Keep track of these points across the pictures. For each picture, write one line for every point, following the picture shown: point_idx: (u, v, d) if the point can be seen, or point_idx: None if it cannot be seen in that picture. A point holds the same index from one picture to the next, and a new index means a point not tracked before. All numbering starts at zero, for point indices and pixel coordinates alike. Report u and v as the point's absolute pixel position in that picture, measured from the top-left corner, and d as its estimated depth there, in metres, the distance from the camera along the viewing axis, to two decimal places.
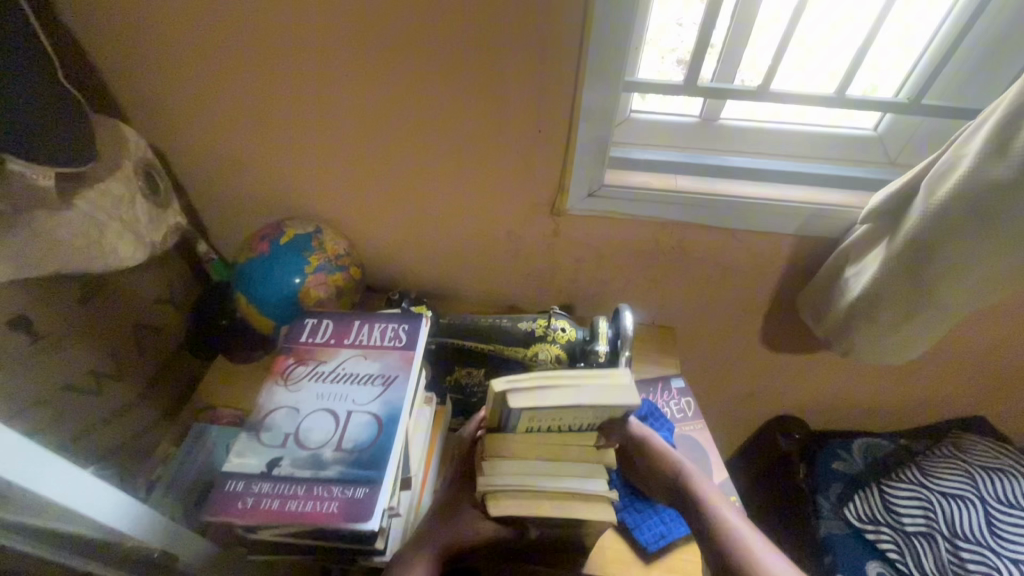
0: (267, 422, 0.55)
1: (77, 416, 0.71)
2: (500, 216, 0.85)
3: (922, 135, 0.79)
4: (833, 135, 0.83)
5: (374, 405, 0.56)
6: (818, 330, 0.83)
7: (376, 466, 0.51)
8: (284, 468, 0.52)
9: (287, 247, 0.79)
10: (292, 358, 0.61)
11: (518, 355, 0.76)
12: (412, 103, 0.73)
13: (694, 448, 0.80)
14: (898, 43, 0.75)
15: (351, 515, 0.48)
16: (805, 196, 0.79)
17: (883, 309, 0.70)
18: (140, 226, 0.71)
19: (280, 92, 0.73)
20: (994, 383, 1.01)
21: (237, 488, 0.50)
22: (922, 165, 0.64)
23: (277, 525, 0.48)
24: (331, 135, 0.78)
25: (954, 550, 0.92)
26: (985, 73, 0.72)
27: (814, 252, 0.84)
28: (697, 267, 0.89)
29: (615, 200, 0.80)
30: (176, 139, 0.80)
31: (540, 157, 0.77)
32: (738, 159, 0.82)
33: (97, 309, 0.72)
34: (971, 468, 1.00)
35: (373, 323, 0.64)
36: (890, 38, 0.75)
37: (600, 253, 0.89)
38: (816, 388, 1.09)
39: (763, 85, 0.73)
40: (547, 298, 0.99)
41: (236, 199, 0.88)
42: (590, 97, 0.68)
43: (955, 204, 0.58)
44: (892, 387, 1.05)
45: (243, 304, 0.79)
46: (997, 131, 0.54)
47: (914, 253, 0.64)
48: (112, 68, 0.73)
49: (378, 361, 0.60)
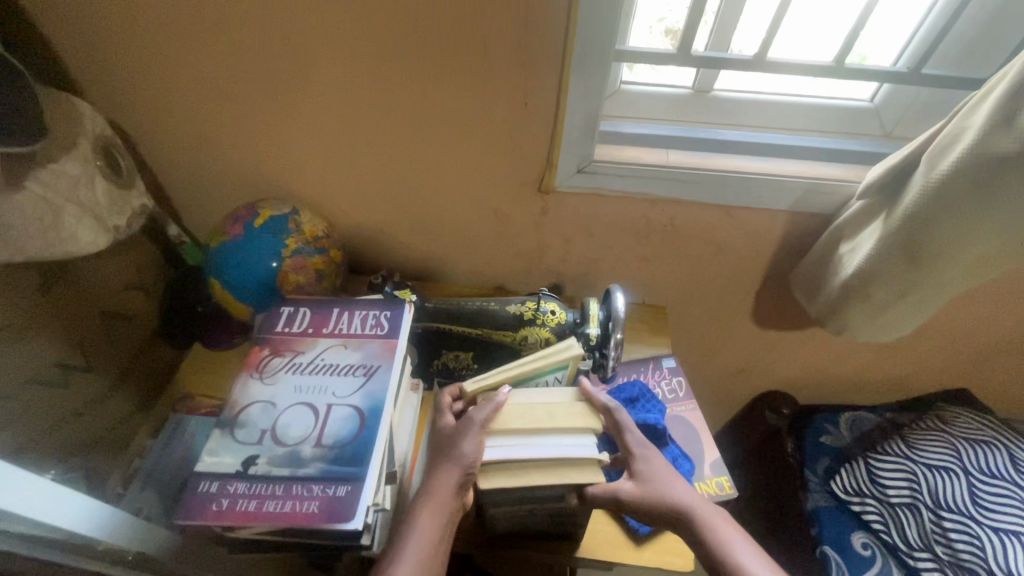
0: (242, 418, 0.53)
1: (48, 411, 0.67)
2: (486, 194, 0.82)
3: (921, 106, 0.77)
4: (828, 108, 0.81)
5: (355, 398, 0.54)
6: (811, 308, 0.82)
7: (359, 463, 0.49)
8: (261, 466, 0.49)
9: (261, 230, 0.75)
10: (267, 350, 0.58)
11: (507, 339, 0.74)
12: (389, 75, 0.68)
13: (686, 430, 0.79)
14: (898, 11, 0.72)
15: (333, 515, 0.46)
16: (801, 170, 0.76)
17: (877, 286, 0.69)
18: (101, 209, 0.67)
19: (246, 64, 0.68)
20: (980, 357, 1.01)
21: (211, 489, 0.48)
22: (923, 138, 0.61)
23: (255, 526, 0.46)
24: (304, 110, 0.73)
25: (937, 521, 0.94)
26: (989, 41, 0.69)
27: (807, 229, 0.83)
28: (690, 245, 0.87)
29: (606, 177, 0.76)
30: (137, 114, 0.75)
31: (527, 132, 0.73)
32: (732, 133, 0.79)
33: (59, 297, 0.68)
34: (956, 440, 1.01)
35: (353, 310, 0.61)
36: (890, 6, 0.72)
37: (590, 231, 0.86)
38: (805, 364, 1.09)
39: (759, 55, 0.70)
40: (536, 278, 0.96)
41: (206, 179, 0.83)
42: (578, 67, 0.64)
43: (955, 178, 0.56)
44: (880, 362, 1.05)
45: (217, 289, 0.76)
46: (1001, 103, 0.51)
47: (910, 230, 0.62)
48: (62, 37, 0.67)
49: (359, 351, 0.57)
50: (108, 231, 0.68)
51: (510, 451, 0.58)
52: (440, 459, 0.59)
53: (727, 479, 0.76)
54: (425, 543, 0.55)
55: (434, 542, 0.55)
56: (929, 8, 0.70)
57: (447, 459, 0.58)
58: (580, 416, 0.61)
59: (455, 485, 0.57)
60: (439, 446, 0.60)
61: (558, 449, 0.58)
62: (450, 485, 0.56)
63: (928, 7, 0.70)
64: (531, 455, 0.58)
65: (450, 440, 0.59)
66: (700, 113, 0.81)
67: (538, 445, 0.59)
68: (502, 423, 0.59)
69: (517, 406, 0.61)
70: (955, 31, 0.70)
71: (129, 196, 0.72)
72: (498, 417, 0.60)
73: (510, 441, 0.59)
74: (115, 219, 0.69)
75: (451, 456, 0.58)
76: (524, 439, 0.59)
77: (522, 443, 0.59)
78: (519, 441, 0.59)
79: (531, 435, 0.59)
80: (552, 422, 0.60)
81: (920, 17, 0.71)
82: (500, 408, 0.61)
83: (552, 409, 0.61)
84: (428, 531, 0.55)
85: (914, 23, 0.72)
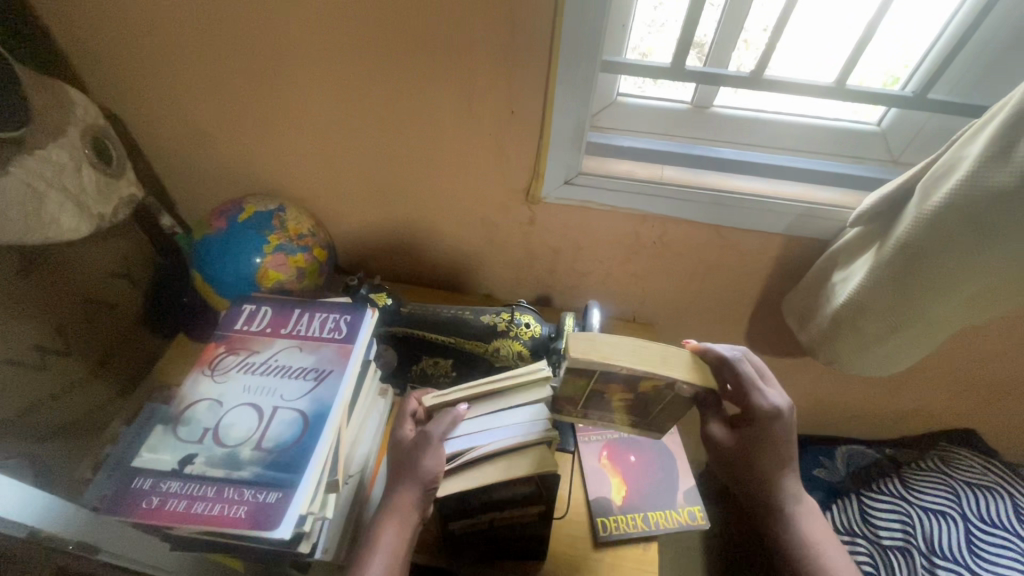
0: (187, 415, 0.53)
1: (18, 391, 0.69)
2: (473, 200, 0.81)
3: (929, 132, 0.73)
4: (830, 130, 0.78)
5: (302, 402, 0.53)
6: (802, 336, 0.79)
7: (294, 470, 0.48)
8: (197, 466, 0.49)
9: (244, 225, 0.75)
10: (222, 348, 0.58)
11: (479, 350, 0.72)
12: (376, 78, 0.68)
13: (662, 456, 0.76)
14: (893, 42, 0.70)
15: (260, 521, 0.45)
16: (797, 194, 0.74)
17: (868, 318, 0.66)
18: (86, 196, 0.67)
19: (237, 61, 0.69)
20: (987, 399, 0.96)
21: (145, 486, 0.48)
22: (920, 166, 0.58)
23: (181, 527, 0.46)
24: (294, 107, 0.73)
25: (930, 567, 0.89)
26: (999, 70, 0.66)
27: (804, 254, 0.80)
28: (680, 264, 0.85)
29: (594, 190, 0.75)
30: (134, 105, 0.76)
31: (515, 140, 0.72)
32: (728, 151, 0.77)
33: (41, 281, 0.69)
34: (957, 486, 0.97)
35: (315, 312, 0.61)
36: (884, 37, 0.70)
37: (580, 244, 0.85)
38: (802, 393, 1.05)
39: (755, 74, 0.68)
40: (526, 288, 0.95)
41: (199, 172, 0.84)
42: (565, 76, 0.63)
43: (948, 211, 0.54)
44: (881, 397, 1.01)
45: (198, 281, 0.77)
46: (998, 135, 0.49)
47: (902, 260, 0.59)
48: (60, 27, 0.68)
49: (314, 354, 0.57)
50: (92, 220, 0.69)
51: (469, 441, 0.58)
52: (397, 476, 0.57)
53: (700, 510, 0.71)
54: (389, 557, 0.53)
55: (396, 555, 0.54)
56: (940, 32, 0.67)
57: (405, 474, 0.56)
58: (687, 370, 0.53)
59: (414, 502, 0.55)
60: (399, 456, 0.58)
61: (515, 437, 0.58)
62: (411, 498, 0.55)
63: (939, 31, 0.67)
64: (488, 444, 0.58)
65: (410, 458, 0.57)
66: (697, 129, 0.79)
67: (492, 432, 0.59)
68: (607, 358, 0.51)
69: (626, 343, 0.53)
70: (963, 57, 0.67)
71: (119, 185, 0.73)
72: (604, 350, 0.52)
73: (466, 430, 0.59)
74: (100, 207, 0.70)
75: (411, 474, 0.56)
76: (479, 428, 0.59)
77: (478, 431, 0.59)
78: (475, 431, 0.59)
79: (484, 423, 0.60)
80: (668, 368, 0.52)
81: (932, 40, 0.68)
82: (590, 337, 0.53)
83: (668, 353, 0.54)
84: (389, 546, 0.54)
85: (926, 45, 0.69)
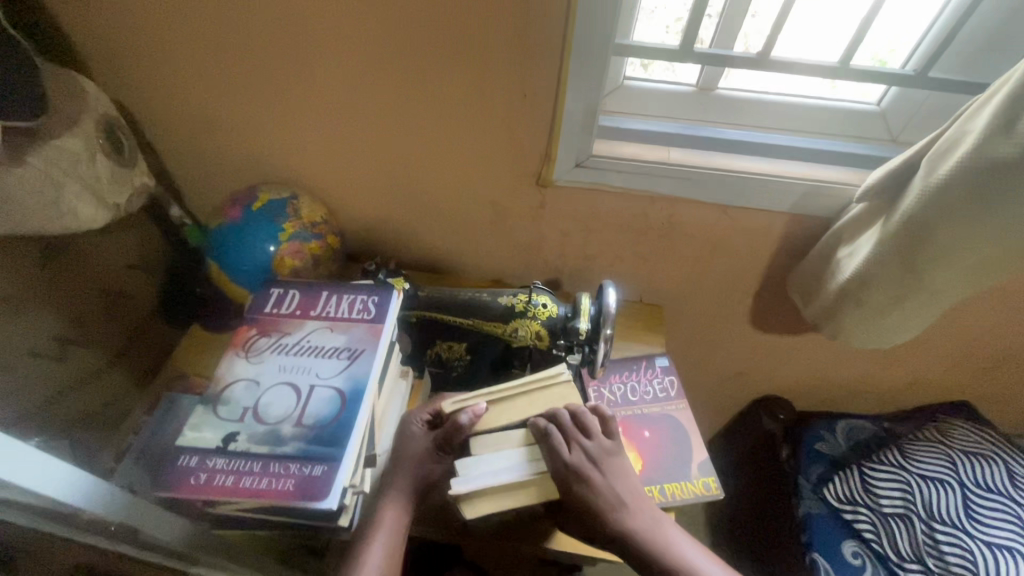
0: (226, 395, 0.54)
1: (42, 382, 0.69)
2: (483, 185, 0.82)
3: (929, 109, 0.75)
4: (831, 109, 0.79)
5: (338, 379, 0.55)
6: (808, 311, 0.81)
7: (336, 444, 0.50)
8: (241, 443, 0.51)
9: (259, 214, 0.75)
10: (255, 330, 0.59)
11: (497, 331, 0.73)
12: (388, 63, 0.68)
13: (674, 430, 0.77)
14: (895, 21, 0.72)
15: (307, 493, 0.47)
16: (804, 171, 0.75)
17: (873, 290, 0.68)
18: (102, 185, 0.67)
19: (248, 48, 0.69)
20: (981, 368, 1.00)
21: (190, 463, 0.49)
22: (923, 142, 0.61)
23: (231, 500, 0.48)
24: (304, 95, 0.73)
25: (929, 532, 0.92)
26: (998, 47, 0.67)
27: (808, 231, 0.82)
28: (688, 244, 0.87)
29: (604, 173, 0.76)
30: (142, 96, 0.76)
31: (526, 125, 0.73)
32: (734, 132, 0.78)
33: (58, 270, 0.70)
34: (953, 452, 1.00)
35: (342, 294, 0.62)
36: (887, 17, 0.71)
37: (589, 228, 0.86)
38: (803, 368, 1.08)
39: (763, 54, 0.69)
40: (535, 272, 0.96)
41: (209, 161, 0.84)
42: (579, 59, 0.64)
43: (956, 183, 0.55)
44: (880, 371, 1.04)
45: (213, 271, 0.77)
46: (1001, 109, 0.51)
47: (909, 232, 0.61)
48: (67, 16, 0.68)
49: (345, 334, 0.58)
50: (108, 209, 0.69)
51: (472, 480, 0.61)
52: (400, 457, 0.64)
53: (714, 480, 0.72)
54: (391, 531, 0.59)
55: (398, 529, 0.59)
56: (941, 9, 0.68)
57: (408, 458, 0.64)
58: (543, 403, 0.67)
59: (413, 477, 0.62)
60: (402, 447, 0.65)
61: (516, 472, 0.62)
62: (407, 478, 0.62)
63: (939, 10, 0.68)
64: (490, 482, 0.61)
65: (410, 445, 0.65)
66: (703, 111, 0.80)
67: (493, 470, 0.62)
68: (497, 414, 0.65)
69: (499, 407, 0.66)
70: (962, 35, 0.68)
71: (133, 174, 0.73)
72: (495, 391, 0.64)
73: (469, 469, 0.62)
74: (116, 197, 0.70)
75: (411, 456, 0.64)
76: (484, 464, 0.62)
77: (482, 471, 0.62)
78: (479, 469, 0.62)
79: (488, 459, 0.63)
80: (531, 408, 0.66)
81: (932, 19, 0.69)
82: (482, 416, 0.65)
83: (531, 394, 0.68)
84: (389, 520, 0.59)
85: (926, 24, 0.70)
